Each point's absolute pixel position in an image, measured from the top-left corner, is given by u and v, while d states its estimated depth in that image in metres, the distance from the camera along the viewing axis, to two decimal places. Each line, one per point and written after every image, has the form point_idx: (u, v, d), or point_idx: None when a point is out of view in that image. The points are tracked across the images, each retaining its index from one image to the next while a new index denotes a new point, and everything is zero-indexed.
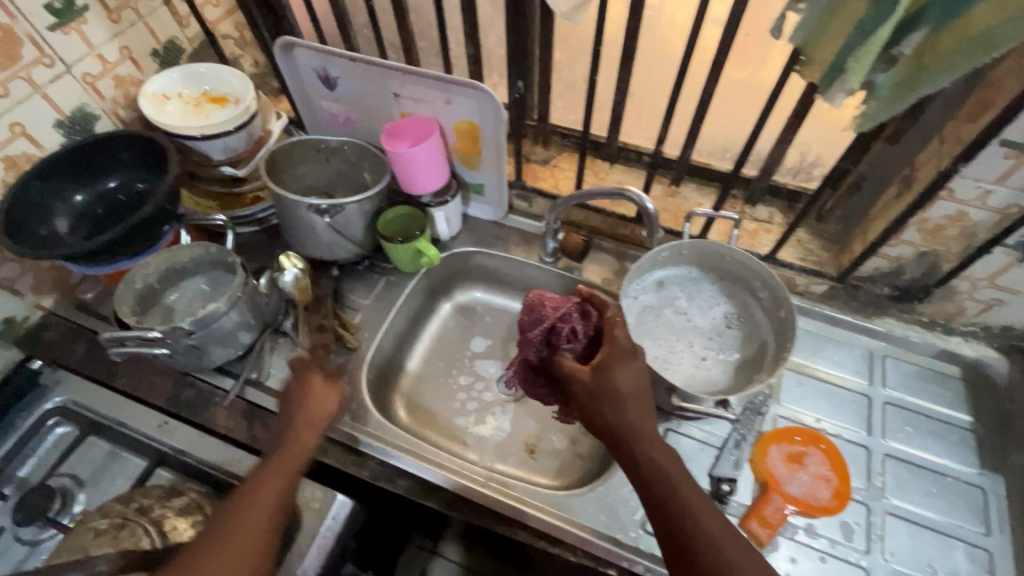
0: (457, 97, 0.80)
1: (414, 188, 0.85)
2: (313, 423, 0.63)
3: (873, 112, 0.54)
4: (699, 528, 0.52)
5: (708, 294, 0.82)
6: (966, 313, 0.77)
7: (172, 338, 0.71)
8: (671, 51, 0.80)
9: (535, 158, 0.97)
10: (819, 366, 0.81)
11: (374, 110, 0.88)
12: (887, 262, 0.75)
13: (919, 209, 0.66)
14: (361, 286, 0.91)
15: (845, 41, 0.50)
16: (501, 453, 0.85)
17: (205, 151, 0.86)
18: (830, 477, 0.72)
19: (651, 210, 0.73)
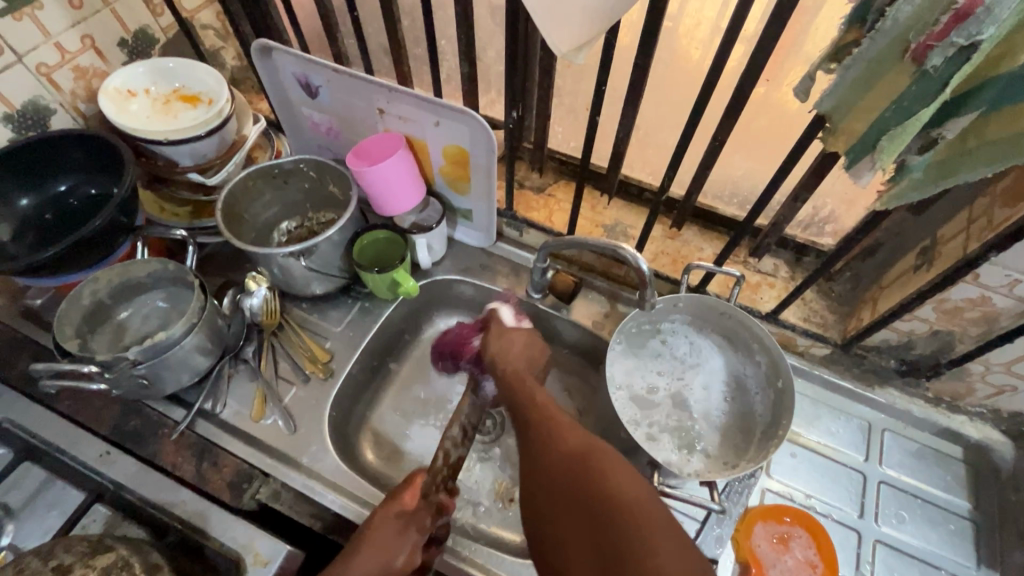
0: (446, 120, 0.73)
1: (386, 212, 0.79)
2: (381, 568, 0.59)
3: (902, 192, 0.48)
4: (609, 481, 0.50)
5: (710, 364, 0.75)
6: (974, 394, 0.72)
7: (113, 370, 0.65)
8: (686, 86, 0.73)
9: (529, 185, 0.91)
10: (814, 437, 0.76)
11: (358, 124, 0.81)
12: (897, 335, 0.70)
13: (939, 289, 0.60)
14: (333, 311, 0.85)
15: (878, 115, 0.44)
16: (470, 501, 0.80)
17: (172, 157, 0.79)
18: (817, 565, 0.67)
19: (647, 272, 0.65)
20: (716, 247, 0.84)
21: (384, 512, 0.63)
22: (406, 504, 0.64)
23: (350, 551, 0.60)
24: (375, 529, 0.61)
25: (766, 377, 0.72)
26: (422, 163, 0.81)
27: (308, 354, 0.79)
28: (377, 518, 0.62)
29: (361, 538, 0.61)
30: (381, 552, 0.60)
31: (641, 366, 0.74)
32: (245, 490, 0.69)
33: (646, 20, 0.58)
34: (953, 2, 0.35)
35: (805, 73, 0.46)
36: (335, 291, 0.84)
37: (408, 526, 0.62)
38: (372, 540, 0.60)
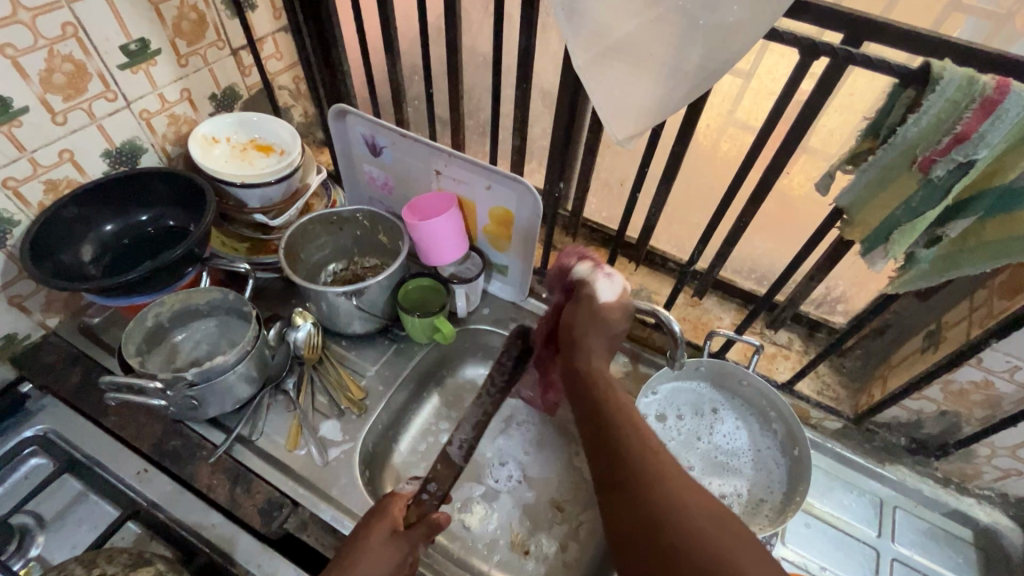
0: (497, 185, 0.81)
1: (431, 262, 0.86)
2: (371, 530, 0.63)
3: (910, 280, 0.55)
4: (635, 443, 0.60)
5: (735, 456, 0.77)
6: (982, 477, 0.75)
7: (173, 388, 0.69)
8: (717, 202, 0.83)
9: (562, 248, 0.99)
10: (827, 508, 0.78)
11: (414, 182, 0.89)
12: (906, 413, 0.74)
13: (946, 371, 0.65)
14: (370, 350, 0.89)
15: (891, 213, 0.51)
16: (485, 549, 0.81)
17: (242, 198, 0.87)
18: None
19: (678, 333, 0.70)
20: (734, 317, 0.89)
21: (375, 526, 0.63)
22: (393, 513, 0.65)
23: (346, 567, 0.60)
24: (370, 538, 0.62)
25: (783, 483, 0.73)
26: (468, 221, 0.89)
27: (343, 390, 0.83)
28: (373, 533, 0.63)
29: (350, 557, 0.61)
30: (379, 564, 0.61)
31: (673, 419, 0.79)
32: (275, 517, 0.70)
33: (686, 115, 0.67)
34: (952, 129, 0.44)
35: (827, 172, 0.54)
36: (373, 332, 0.89)
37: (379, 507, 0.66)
38: (367, 552, 0.61)
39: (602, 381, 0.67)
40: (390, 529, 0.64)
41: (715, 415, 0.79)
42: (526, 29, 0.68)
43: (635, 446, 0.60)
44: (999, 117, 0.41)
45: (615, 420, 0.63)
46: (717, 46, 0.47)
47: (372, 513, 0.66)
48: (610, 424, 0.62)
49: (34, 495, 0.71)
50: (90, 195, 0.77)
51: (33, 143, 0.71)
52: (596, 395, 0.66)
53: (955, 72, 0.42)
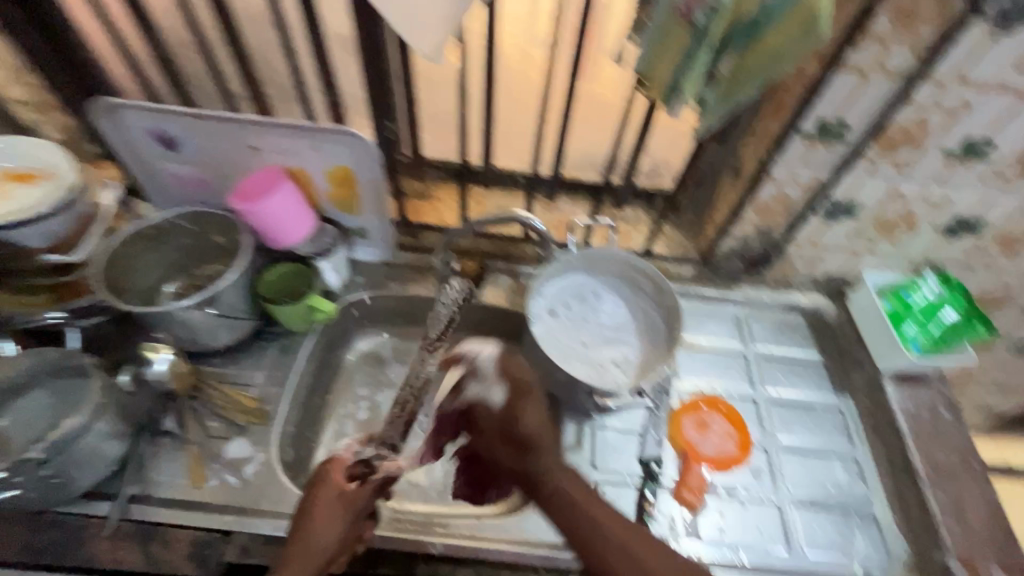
0: (324, 145, 0.76)
1: (283, 245, 0.80)
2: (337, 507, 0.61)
3: (706, 122, 0.64)
4: (596, 530, 0.60)
5: (619, 327, 0.85)
6: (798, 272, 0.94)
7: (19, 473, 0.59)
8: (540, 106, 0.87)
9: (414, 193, 0.97)
10: (701, 339, 0.92)
11: (231, 167, 0.80)
12: (735, 240, 0.89)
13: (751, 194, 0.79)
14: (249, 358, 0.82)
15: (675, 66, 0.58)
16: (439, 496, 0.83)
17: (18, 241, 0.72)
18: (732, 432, 0.82)
19: (540, 229, 0.76)
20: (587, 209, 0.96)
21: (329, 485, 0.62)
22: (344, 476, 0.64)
23: (306, 522, 0.60)
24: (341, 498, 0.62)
25: (664, 330, 0.84)
26: (308, 192, 0.83)
27: (236, 405, 0.76)
28: (320, 493, 0.62)
29: (309, 517, 0.60)
30: (336, 524, 0.60)
31: (566, 311, 0.86)
32: (209, 557, 0.65)
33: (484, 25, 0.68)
34: None
35: None
36: (247, 338, 0.82)
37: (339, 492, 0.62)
38: (319, 514, 0.60)
39: (562, 480, 0.63)
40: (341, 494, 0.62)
41: (600, 300, 0.88)
42: None
43: (568, 487, 0.63)
44: None
45: (558, 496, 0.63)
46: None
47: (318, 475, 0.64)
48: (561, 508, 0.62)
49: None
50: None
51: None
52: (565, 504, 0.62)
53: None
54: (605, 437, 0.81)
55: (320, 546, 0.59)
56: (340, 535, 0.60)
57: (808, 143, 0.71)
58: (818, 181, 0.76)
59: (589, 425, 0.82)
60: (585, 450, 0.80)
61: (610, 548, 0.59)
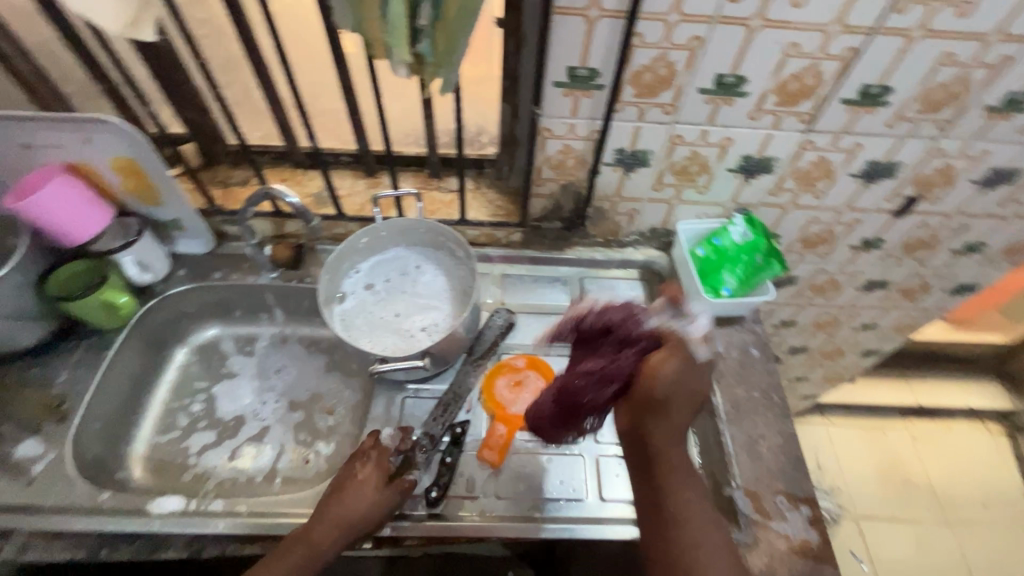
0: (96, 135, 0.75)
1: (73, 243, 0.78)
2: (349, 496, 0.65)
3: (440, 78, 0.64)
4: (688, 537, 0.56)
5: (436, 295, 0.86)
6: (623, 227, 0.94)
7: None
8: None
9: (233, 181, 0.94)
10: (531, 302, 0.92)
11: (11, 167, 0.79)
12: (548, 200, 0.89)
13: (538, 150, 0.79)
14: (55, 359, 0.82)
15: (379, 23, 0.58)
16: (265, 479, 0.84)
17: None
18: (546, 389, 0.82)
19: (297, 203, 0.80)
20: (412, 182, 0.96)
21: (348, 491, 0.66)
22: (385, 462, 0.69)
23: (339, 493, 0.66)
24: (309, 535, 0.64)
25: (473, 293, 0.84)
26: (101, 186, 0.82)
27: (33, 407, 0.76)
28: (359, 477, 0.67)
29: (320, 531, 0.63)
30: (365, 499, 0.66)
31: (381, 286, 0.87)
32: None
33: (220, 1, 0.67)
34: None
35: None
36: (50, 339, 0.81)
37: (365, 459, 0.69)
38: (358, 493, 0.66)
39: (656, 469, 0.58)
40: (366, 479, 0.67)
41: (417, 271, 0.88)
42: None
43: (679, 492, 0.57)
44: None
45: (679, 501, 0.57)
46: None
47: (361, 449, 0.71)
48: (658, 513, 0.58)
49: None
50: None
51: None
52: (658, 502, 0.58)
53: None
54: (418, 405, 0.82)
55: (356, 511, 0.64)
56: (374, 508, 0.65)
57: (567, 92, 0.71)
58: (596, 131, 0.76)
59: (401, 394, 0.83)
60: (394, 418, 0.81)
61: (700, 531, 0.56)
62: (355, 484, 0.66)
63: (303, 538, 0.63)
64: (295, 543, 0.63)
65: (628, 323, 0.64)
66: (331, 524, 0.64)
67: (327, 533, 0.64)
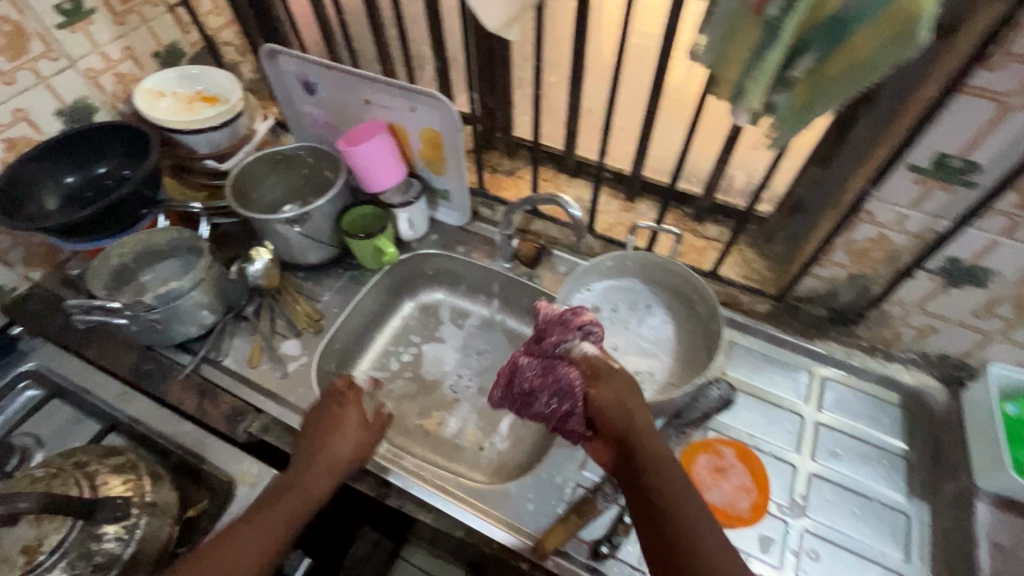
0: (420, 105, 0.84)
1: (371, 189, 0.91)
2: (325, 445, 0.67)
3: (779, 132, 0.57)
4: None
5: (660, 344, 0.80)
6: (902, 340, 0.78)
7: (134, 311, 0.77)
8: None
9: (501, 169, 1.02)
10: (756, 384, 0.82)
11: (349, 115, 0.94)
12: (822, 283, 0.77)
13: (844, 231, 0.68)
14: (326, 279, 0.96)
15: (744, 65, 0.53)
16: (443, 448, 0.88)
17: (191, 145, 0.94)
18: (752, 489, 0.72)
19: (578, 218, 0.75)
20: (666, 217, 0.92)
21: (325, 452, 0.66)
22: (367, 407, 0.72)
23: (326, 436, 0.68)
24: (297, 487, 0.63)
25: (703, 359, 0.77)
26: (404, 148, 0.93)
27: (301, 312, 0.90)
28: (343, 419, 0.69)
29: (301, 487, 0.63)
30: (348, 442, 0.68)
31: (607, 312, 0.83)
32: (239, 423, 0.78)
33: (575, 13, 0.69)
34: None
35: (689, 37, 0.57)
36: (327, 262, 0.96)
37: (345, 402, 0.71)
38: (337, 433, 0.68)
39: (658, 496, 0.56)
40: (349, 420, 0.69)
41: (646, 309, 0.83)
42: None
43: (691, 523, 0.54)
44: None
45: (678, 526, 0.54)
46: None
47: (326, 397, 0.72)
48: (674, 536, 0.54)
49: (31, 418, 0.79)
50: (50, 148, 0.83)
51: None
52: (671, 532, 0.54)
53: None
54: None
55: (338, 456, 0.66)
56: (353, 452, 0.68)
57: (920, 180, 0.59)
58: (933, 231, 0.63)
59: None
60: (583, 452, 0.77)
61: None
62: (326, 430, 0.68)
63: (297, 487, 0.63)
64: (291, 489, 0.63)
65: (569, 331, 0.69)
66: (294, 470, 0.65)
67: (318, 482, 0.64)
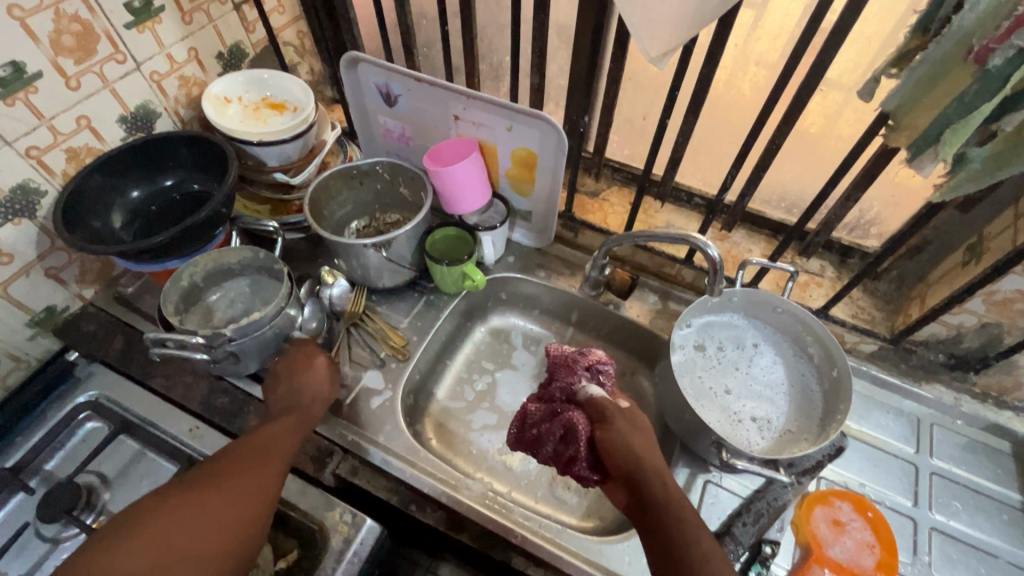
0: (519, 125, 0.79)
1: (456, 211, 0.85)
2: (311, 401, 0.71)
3: (958, 184, 0.54)
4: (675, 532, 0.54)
5: (772, 386, 0.77)
6: (1022, 389, 0.75)
7: (214, 343, 0.71)
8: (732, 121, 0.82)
9: (585, 190, 0.97)
10: (864, 430, 0.79)
11: (431, 129, 0.87)
12: (945, 329, 0.74)
13: (989, 281, 0.65)
14: (401, 303, 0.90)
15: (941, 112, 0.49)
16: (528, 486, 0.83)
17: (261, 157, 0.86)
18: (875, 545, 0.69)
19: (715, 258, 0.68)
20: (764, 248, 0.88)
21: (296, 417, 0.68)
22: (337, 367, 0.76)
23: (296, 373, 0.73)
24: (250, 446, 0.63)
25: (822, 405, 0.74)
26: (490, 166, 0.87)
27: (384, 339, 0.85)
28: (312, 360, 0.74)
29: (261, 442, 0.63)
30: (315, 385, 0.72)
31: (713, 352, 0.79)
32: (327, 464, 0.74)
33: (714, 38, 0.64)
34: (1013, 11, 0.41)
35: (871, 77, 0.52)
36: (403, 285, 0.90)
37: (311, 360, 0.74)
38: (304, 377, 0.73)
39: (639, 468, 0.60)
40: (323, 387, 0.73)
41: (753, 348, 0.80)
42: None
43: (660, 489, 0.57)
44: None
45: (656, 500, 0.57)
46: None
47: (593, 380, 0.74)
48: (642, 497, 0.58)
49: (95, 456, 0.73)
50: (115, 160, 0.77)
51: (51, 110, 0.71)
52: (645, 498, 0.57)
53: None
54: (719, 496, 0.74)
55: (303, 394, 0.71)
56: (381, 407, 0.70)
57: None
58: None
59: (703, 475, 0.75)
60: (693, 499, 0.74)
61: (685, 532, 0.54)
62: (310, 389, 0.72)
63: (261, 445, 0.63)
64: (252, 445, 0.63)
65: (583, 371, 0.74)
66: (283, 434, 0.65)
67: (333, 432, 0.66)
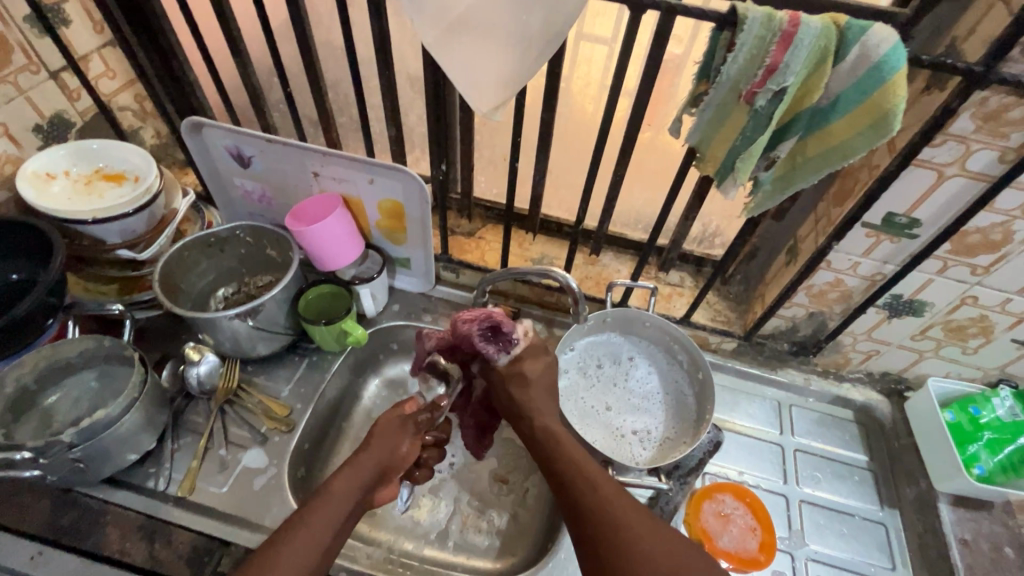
0: (380, 177, 0.79)
1: (326, 268, 0.82)
2: (376, 451, 0.67)
3: (760, 202, 0.62)
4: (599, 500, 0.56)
5: (649, 397, 0.82)
6: (851, 362, 0.87)
7: (49, 454, 0.62)
8: (582, 155, 0.89)
9: (460, 230, 0.99)
10: (735, 421, 0.87)
11: (291, 187, 0.85)
12: (784, 321, 0.84)
13: (806, 277, 0.75)
14: (281, 370, 0.85)
15: (732, 144, 0.56)
16: (438, 539, 0.81)
17: (99, 236, 0.79)
18: (756, 528, 0.75)
19: (577, 290, 0.73)
20: (630, 267, 0.96)
21: (372, 448, 0.66)
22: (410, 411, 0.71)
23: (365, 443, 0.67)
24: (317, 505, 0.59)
25: (694, 406, 0.80)
26: (358, 219, 0.86)
27: (265, 411, 0.79)
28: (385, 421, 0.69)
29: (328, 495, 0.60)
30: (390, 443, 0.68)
31: (593, 372, 0.83)
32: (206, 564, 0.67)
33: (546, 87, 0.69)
34: (764, 61, 0.49)
35: (675, 117, 0.58)
36: (281, 350, 0.85)
37: (407, 421, 0.70)
38: (377, 437, 0.68)
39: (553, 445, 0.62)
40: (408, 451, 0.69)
41: (628, 363, 0.85)
42: (375, 13, 0.67)
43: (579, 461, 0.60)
44: (797, 45, 0.47)
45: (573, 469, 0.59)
46: (551, 10, 0.50)
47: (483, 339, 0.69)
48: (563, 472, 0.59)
49: None
50: None
51: None
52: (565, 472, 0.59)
53: (756, 12, 0.48)
54: None
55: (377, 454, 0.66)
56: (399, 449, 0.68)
57: (872, 234, 0.67)
58: (881, 273, 0.71)
59: None
60: None
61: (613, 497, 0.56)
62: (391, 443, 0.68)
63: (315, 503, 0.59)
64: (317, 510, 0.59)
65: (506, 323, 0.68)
66: (350, 474, 0.63)
67: (345, 483, 0.62)
